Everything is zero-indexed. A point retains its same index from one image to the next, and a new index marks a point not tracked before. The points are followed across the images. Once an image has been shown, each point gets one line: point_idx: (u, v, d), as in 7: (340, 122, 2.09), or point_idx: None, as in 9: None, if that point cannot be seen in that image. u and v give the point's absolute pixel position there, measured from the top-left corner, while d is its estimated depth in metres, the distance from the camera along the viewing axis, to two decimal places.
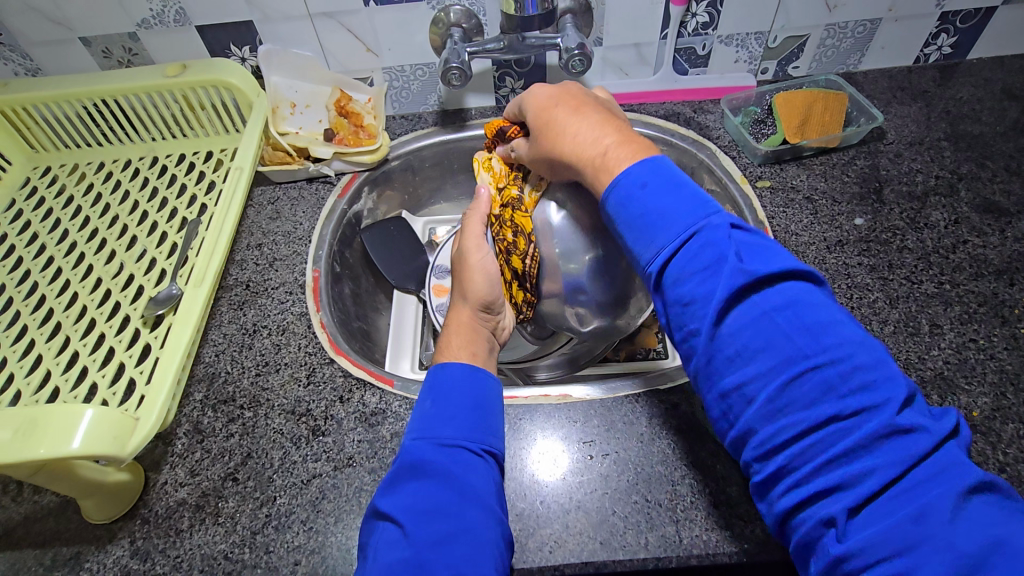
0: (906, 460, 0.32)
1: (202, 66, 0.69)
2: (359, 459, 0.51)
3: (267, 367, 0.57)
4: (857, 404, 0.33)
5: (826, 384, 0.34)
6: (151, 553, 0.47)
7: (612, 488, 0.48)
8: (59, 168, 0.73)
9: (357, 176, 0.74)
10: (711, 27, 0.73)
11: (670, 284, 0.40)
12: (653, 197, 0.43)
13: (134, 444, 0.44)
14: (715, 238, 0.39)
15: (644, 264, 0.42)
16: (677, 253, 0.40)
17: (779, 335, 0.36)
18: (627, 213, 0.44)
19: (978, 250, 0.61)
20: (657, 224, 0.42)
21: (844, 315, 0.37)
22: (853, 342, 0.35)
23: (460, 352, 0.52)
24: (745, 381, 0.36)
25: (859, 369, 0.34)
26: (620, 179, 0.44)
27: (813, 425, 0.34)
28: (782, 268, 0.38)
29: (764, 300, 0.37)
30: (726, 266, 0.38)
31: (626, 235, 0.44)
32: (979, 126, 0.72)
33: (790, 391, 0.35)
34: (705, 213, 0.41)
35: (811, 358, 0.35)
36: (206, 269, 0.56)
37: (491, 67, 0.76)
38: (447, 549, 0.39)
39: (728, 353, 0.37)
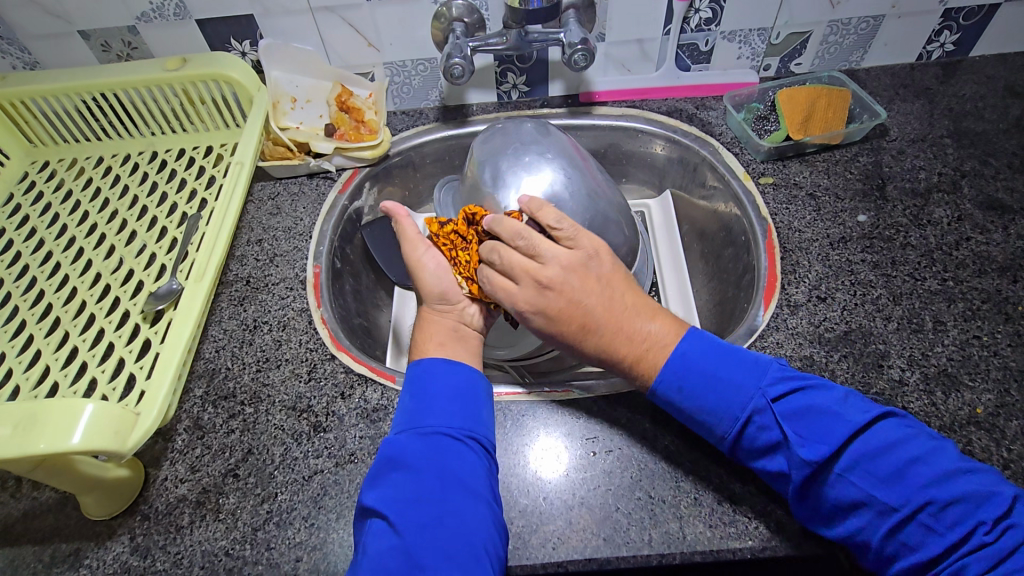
0: (1002, 554, 0.37)
1: (202, 60, 0.69)
2: (361, 455, 0.51)
3: (268, 363, 0.57)
4: (954, 528, 0.38)
5: (923, 526, 0.39)
6: (151, 549, 0.47)
7: (615, 485, 0.48)
8: (58, 162, 0.72)
9: (358, 172, 0.74)
10: (714, 23, 0.73)
11: (746, 452, 0.44)
12: (704, 390, 0.45)
13: (135, 439, 0.44)
14: (769, 422, 0.43)
15: (717, 442, 0.46)
16: (741, 438, 0.44)
17: (864, 492, 0.40)
18: (688, 399, 0.46)
19: (982, 247, 0.61)
20: (723, 410, 0.45)
21: (918, 447, 0.41)
22: (930, 477, 0.40)
23: (419, 350, 0.52)
24: (855, 533, 0.41)
25: (951, 504, 0.39)
26: (658, 382, 0.47)
27: (927, 560, 0.39)
28: (846, 428, 0.42)
29: (840, 465, 0.41)
30: (792, 454, 0.42)
31: (693, 426, 0.47)
32: (982, 123, 0.72)
33: (897, 535, 0.39)
34: (759, 390, 0.45)
35: (900, 509, 0.39)
36: (206, 264, 0.56)
37: (493, 62, 0.76)
38: (433, 536, 0.40)
39: (825, 512, 0.42)
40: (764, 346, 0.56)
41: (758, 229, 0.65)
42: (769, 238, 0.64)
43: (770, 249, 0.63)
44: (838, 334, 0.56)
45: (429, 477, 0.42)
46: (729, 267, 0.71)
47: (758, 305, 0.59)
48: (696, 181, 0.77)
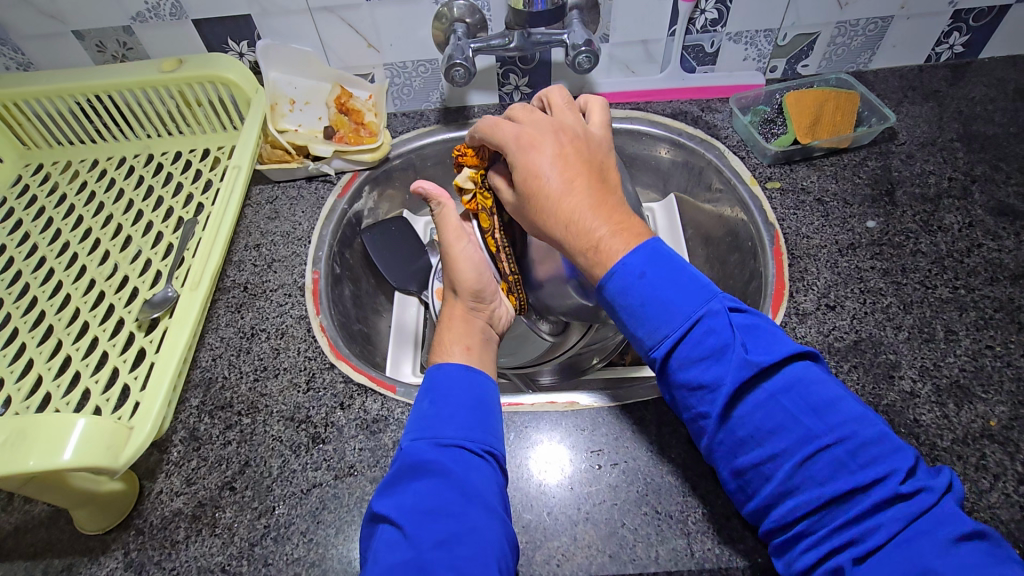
0: (911, 513, 0.34)
1: (199, 61, 0.68)
2: (360, 468, 0.50)
3: (265, 372, 0.56)
4: (868, 475, 0.36)
5: (836, 461, 0.36)
6: (146, 565, 0.46)
7: (621, 499, 0.47)
8: (51, 165, 0.71)
9: (358, 175, 0.73)
10: (721, 24, 0.72)
11: (672, 370, 0.41)
12: (659, 286, 0.42)
13: (127, 456, 0.43)
14: (719, 327, 0.40)
15: (646, 349, 0.43)
16: (681, 342, 0.41)
17: (788, 418, 0.38)
18: (628, 302, 0.43)
19: (994, 254, 0.60)
20: (659, 313, 0.42)
21: (842, 393, 0.39)
22: (856, 418, 0.38)
23: (453, 347, 0.51)
24: (759, 462, 0.38)
25: (867, 445, 0.36)
26: (618, 266, 0.43)
27: (831, 499, 0.36)
28: (785, 352, 0.40)
29: (771, 385, 0.39)
30: (730, 357, 0.39)
31: (628, 324, 0.43)
32: (993, 126, 0.71)
33: (805, 468, 0.37)
34: (706, 301, 0.41)
35: (820, 438, 0.37)
36: (203, 271, 0.55)
37: (495, 64, 0.74)
38: (448, 549, 0.38)
39: (739, 434, 0.39)
40: None
41: (766, 235, 0.64)
42: (777, 244, 0.63)
43: (777, 256, 0.62)
44: (848, 344, 0.54)
45: (445, 488, 0.41)
46: (735, 273, 0.70)
47: (766, 313, 0.58)
48: (701, 184, 0.75)
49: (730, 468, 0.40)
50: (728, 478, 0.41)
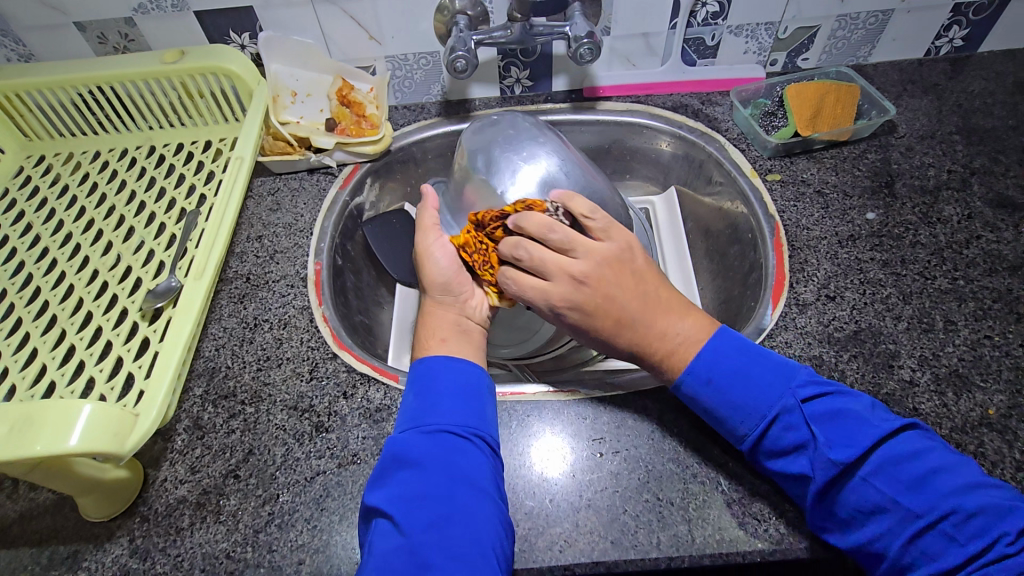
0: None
1: (201, 53, 0.68)
2: (364, 456, 0.50)
3: (268, 362, 0.56)
4: (976, 544, 0.37)
5: (945, 535, 0.38)
6: (151, 552, 0.46)
7: (622, 486, 0.47)
8: (53, 156, 0.71)
9: (359, 167, 0.73)
10: (722, 17, 0.72)
11: (765, 457, 0.44)
12: (729, 384, 0.46)
13: (132, 442, 0.43)
14: (797, 423, 0.43)
15: (737, 443, 0.46)
16: (763, 438, 0.44)
17: (887, 497, 0.40)
18: (713, 398, 0.46)
19: (992, 246, 0.60)
20: (743, 413, 0.45)
21: (939, 457, 0.41)
22: (955, 487, 0.39)
23: (427, 343, 0.51)
24: (872, 539, 0.40)
25: (975, 514, 0.38)
26: (687, 374, 0.47)
27: (943, 571, 0.38)
28: (873, 435, 0.42)
29: (865, 468, 0.41)
30: (813, 453, 0.42)
31: (716, 424, 0.47)
32: (991, 120, 0.71)
33: (917, 544, 0.39)
34: (784, 392, 0.45)
35: (923, 515, 0.39)
36: (206, 261, 0.55)
37: (496, 56, 0.74)
38: (440, 534, 0.39)
39: (842, 516, 0.41)
40: (773, 345, 0.55)
41: (766, 226, 0.64)
42: (777, 236, 0.63)
43: (778, 248, 0.62)
44: (848, 334, 0.55)
45: (435, 475, 0.42)
46: (735, 265, 0.70)
47: (766, 303, 0.59)
48: (702, 177, 0.76)
49: (846, 541, 0.41)
50: (839, 543, 0.42)
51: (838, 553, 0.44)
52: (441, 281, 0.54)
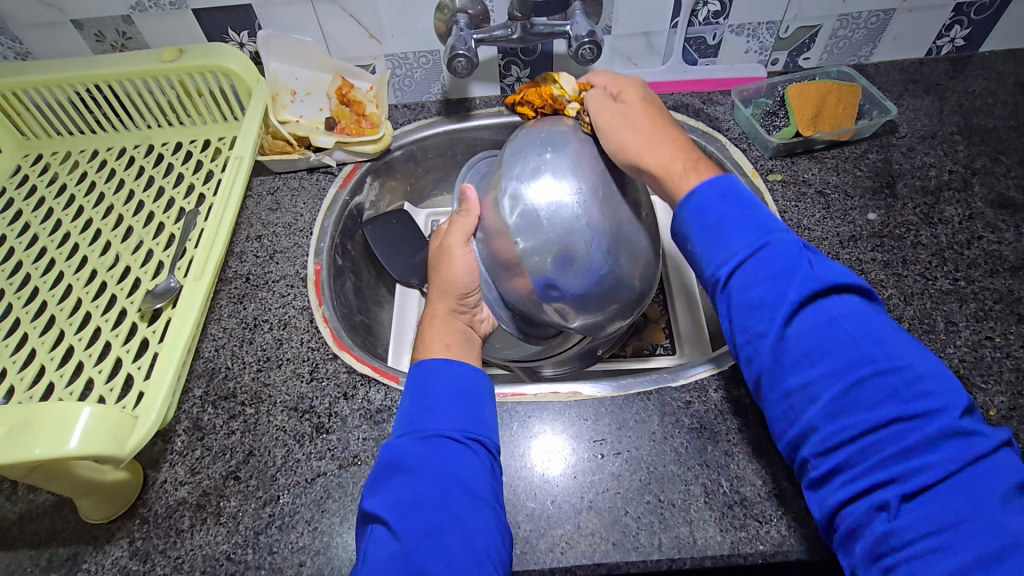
0: (965, 458, 0.34)
1: (200, 51, 0.67)
2: (364, 457, 0.50)
3: (268, 363, 0.56)
4: (917, 409, 0.36)
5: (890, 388, 0.37)
6: (151, 554, 0.46)
7: (624, 488, 0.47)
8: (51, 155, 0.70)
9: (359, 167, 0.73)
10: (723, 16, 0.72)
11: (732, 290, 0.42)
12: (723, 215, 0.45)
13: (133, 445, 0.43)
14: (789, 249, 0.42)
15: (712, 272, 0.44)
16: (748, 260, 0.42)
17: (844, 338, 0.39)
18: (703, 220, 0.45)
19: (993, 247, 0.60)
20: (733, 232, 0.44)
21: (908, 346, 0.39)
22: (913, 356, 0.38)
23: (432, 345, 0.51)
24: (806, 383, 0.39)
25: (923, 378, 0.37)
26: (698, 190, 0.46)
27: (876, 425, 0.36)
28: (836, 280, 0.41)
29: (829, 308, 0.40)
30: (799, 274, 0.41)
31: (695, 242, 0.46)
32: (992, 119, 0.71)
33: (854, 393, 0.37)
34: (770, 233, 0.43)
35: (876, 363, 0.37)
36: (205, 262, 0.55)
37: (497, 55, 0.74)
38: (434, 541, 0.39)
39: (795, 353, 0.40)
40: None
41: None
42: None
43: None
44: None
45: (430, 480, 0.41)
46: None
47: None
48: None
49: (755, 364, 0.42)
50: (749, 371, 0.42)
51: None
52: (462, 294, 0.55)
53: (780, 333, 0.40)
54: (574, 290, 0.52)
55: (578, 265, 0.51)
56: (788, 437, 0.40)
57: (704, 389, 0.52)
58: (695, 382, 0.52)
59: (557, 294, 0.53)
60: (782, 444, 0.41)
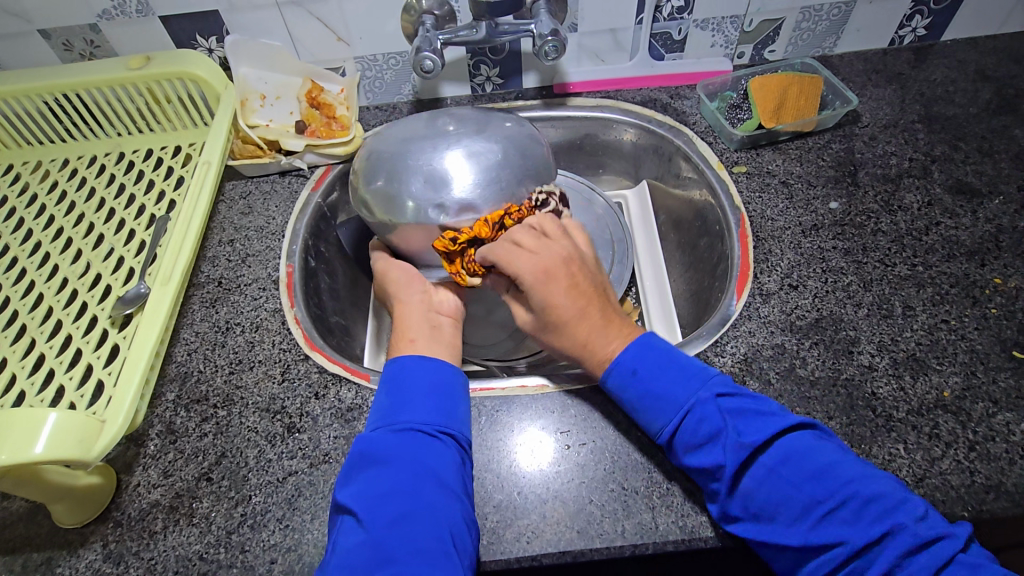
0: (943, 564, 0.37)
1: (167, 58, 0.68)
2: (335, 456, 0.51)
3: (240, 365, 0.56)
4: (880, 531, 0.38)
5: (846, 519, 0.39)
6: (124, 556, 0.47)
7: (589, 477, 0.48)
8: (22, 165, 0.71)
9: (331, 169, 0.73)
10: (687, 11, 0.72)
11: (679, 452, 0.45)
12: (650, 378, 0.47)
13: (100, 448, 0.43)
14: (709, 414, 0.44)
15: (654, 437, 0.47)
16: (679, 430, 0.45)
17: (789, 491, 0.41)
18: (627, 397, 0.47)
19: (951, 232, 0.61)
20: (658, 405, 0.46)
21: (849, 470, 0.41)
22: (855, 475, 0.41)
23: (398, 344, 0.52)
24: (772, 535, 0.41)
25: (867, 503, 0.39)
26: (613, 365, 0.48)
27: (844, 560, 0.39)
28: (777, 427, 0.43)
29: (770, 458, 0.42)
30: (726, 440, 0.43)
31: (633, 414, 0.48)
32: (952, 107, 0.73)
33: (819, 530, 0.40)
34: (693, 391, 0.45)
35: (824, 502, 0.40)
36: (174, 267, 0.55)
37: (465, 55, 0.75)
38: (404, 531, 0.40)
39: (751, 507, 0.42)
40: (737, 334, 0.56)
41: (731, 218, 0.65)
42: (742, 228, 0.64)
43: (742, 239, 0.63)
44: (810, 322, 0.56)
45: (402, 473, 0.42)
46: (704, 256, 0.71)
47: (731, 294, 0.60)
48: (671, 171, 0.77)
49: (719, 508, 0.44)
50: (717, 513, 0.44)
51: None
52: (404, 290, 0.56)
53: (730, 490, 0.43)
54: (465, 187, 0.50)
55: (451, 170, 0.50)
56: (776, 568, 0.42)
57: None
58: None
59: (460, 202, 0.50)
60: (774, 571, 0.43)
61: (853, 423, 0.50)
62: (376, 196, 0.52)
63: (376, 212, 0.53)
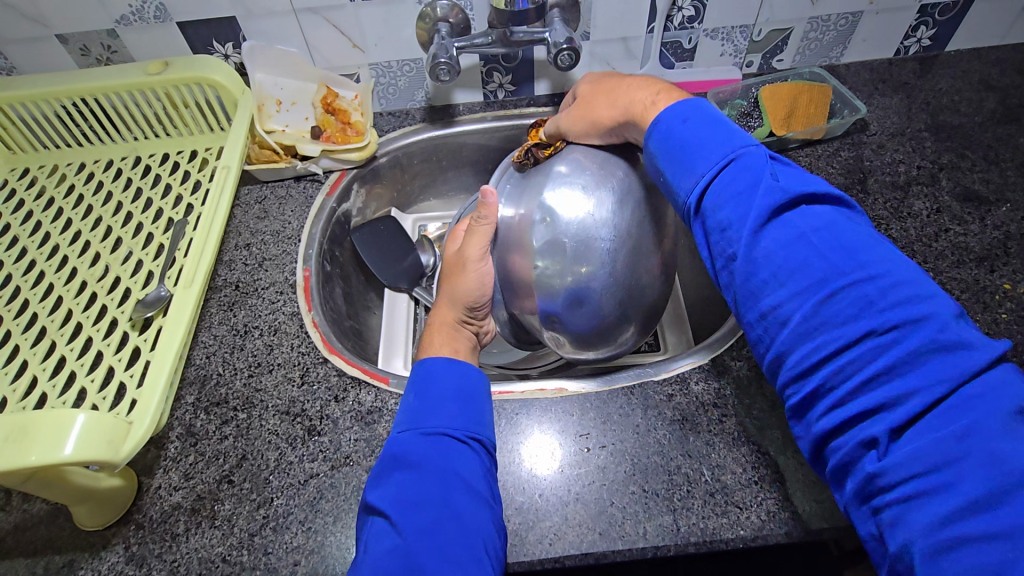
0: (959, 374, 0.31)
1: (185, 63, 0.68)
2: (356, 458, 0.51)
3: (259, 368, 0.57)
4: (897, 319, 0.33)
5: (864, 299, 0.34)
6: (147, 558, 0.47)
7: (610, 479, 0.49)
8: (38, 169, 0.71)
9: (345, 174, 0.74)
10: (698, 21, 0.74)
11: (705, 213, 0.42)
12: (695, 131, 0.44)
13: (128, 448, 0.44)
14: (755, 164, 0.41)
15: (679, 196, 0.44)
16: (711, 180, 0.42)
17: (816, 254, 0.36)
18: (667, 144, 0.45)
19: (960, 238, 0.62)
20: (693, 154, 0.43)
21: (886, 258, 0.35)
22: (900, 265, 0.35)
23: (439, 346, 0.53)
24: (781, 305, 0.37)
25: (901, 285, 0.34)
26: (663, 116, 0.46)
27: (854, 343, 0.34)
28: (810, 191, 0.39)
29: (801, 223, 0.38)
30: (760, 187, 0.39)
31: (661, 166, 0.45)
32: (959, 116, 0.74)
33: (824, 309, 0.35)
34: (738, 145, 0.42)
35: (845, 275, 0.35)
36: (195, 270, 0.56)
37: (479, 62, 0.76)
38: (434, 536, 0.39)
39: (762, 277, 0.38)
40: None
41: None
42: None
43: None
44: None
45: (431, 477, 0.42)
46: None
47: None
48: None
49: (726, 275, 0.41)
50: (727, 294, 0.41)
51: (818, 536, 0.46)
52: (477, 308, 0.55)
53: (749, 250, 0.38)
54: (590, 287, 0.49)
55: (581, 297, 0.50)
56: (766, 362, 0.39)
57: (684, 382, 0.54)
58: (675, 376, 0.54)
59: (569, 295, 0.50)
60: (761, 368, 0.39)
61: None
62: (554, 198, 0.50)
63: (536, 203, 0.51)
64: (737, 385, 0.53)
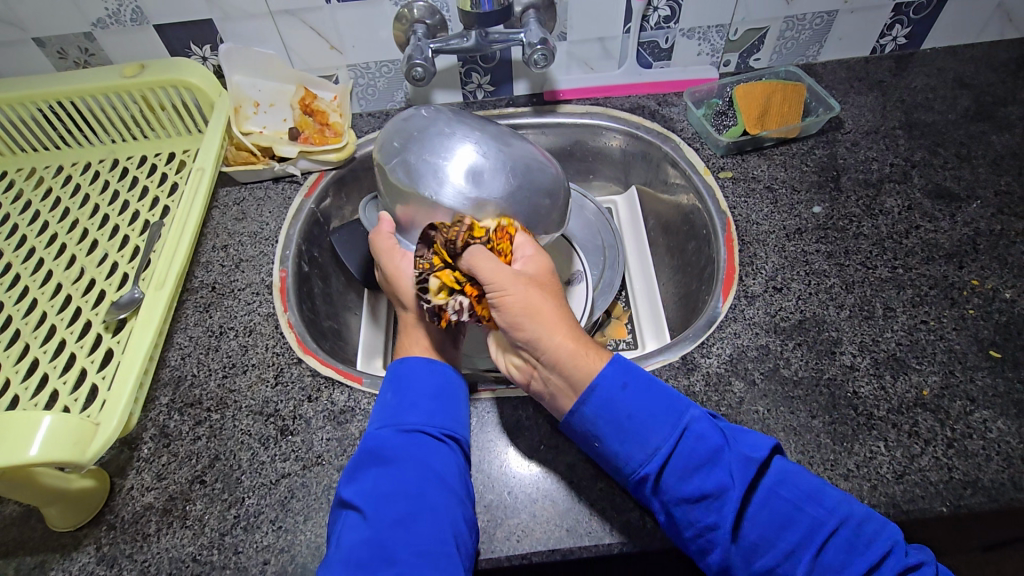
0: None
1: (160, 66, 0.69)
2: (327, 458, 0.51)
3: (234, 369, 0.57)
4: (875, 557, 0.39)
5: (846, 543, 0.39)
6: (117, 559, 0.47)
7: (578, 477, 0.49)
8: (16, 172, 0.71)
9: (324, 175, 0.74)
10: (673, 21, 0.74)
11: (667, 485, 0.42)
12: (635, 402, 0.44)
13: (94, 450, 0.44)
14: (707, 431, 0.43)
15: (637, 463, 0.43)
16: (671, 454, 0.43)
17: (795, 508, 0.40)
18: (614, 417, 0.44)
19: (930, 235, 0.63)
20: (652, 423, 0.43)
21: (840, 505, 0.41)
22: (844, 501, 0.41)
23: (410, 349, 0.53)
24: (776, 564, 0.40)
25: (864, 522, 0.40)
26: (601, 379, 0.45)
27: None
28: (763, 447, 0.43)
29: (770, 478, 0.42)
30: (726, 457, 0.42)
31: (612, 442, 0.44)
32: (932, 114, 0.75)
33: (822, 556, 0.39)
34: (682, 407, 0.44)
35: (827, 523, 0.40)
36: (167, 273, 0.56)
37: (456, 63, 0.76)
38: (407, 531, 0.40)
39: (751, 537, 0.41)
40: (723, 335, 0.57)
41: (717, 223, 0.67)
42: (728, 231, 0.66)
43: (728, 243, 0.65)
44: (794, 323, 0.57)
45: (408, 472, 0.43)
46: (692, 259, 0.72)
47: (718, 296, 0.61)
48: (659, 177, 0.78)
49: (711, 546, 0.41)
50: (709, 556, 0.42)
51: None
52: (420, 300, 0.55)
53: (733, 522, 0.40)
54: (508, 195, 0.52)
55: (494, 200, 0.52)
56: None
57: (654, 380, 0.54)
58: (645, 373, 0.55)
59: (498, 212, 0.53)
60: None
61: (835, 421, 0.51)
62: (407, 173, 0.53)
63: (397, 185, 0.55)
64: (706, 381, 0.54)
